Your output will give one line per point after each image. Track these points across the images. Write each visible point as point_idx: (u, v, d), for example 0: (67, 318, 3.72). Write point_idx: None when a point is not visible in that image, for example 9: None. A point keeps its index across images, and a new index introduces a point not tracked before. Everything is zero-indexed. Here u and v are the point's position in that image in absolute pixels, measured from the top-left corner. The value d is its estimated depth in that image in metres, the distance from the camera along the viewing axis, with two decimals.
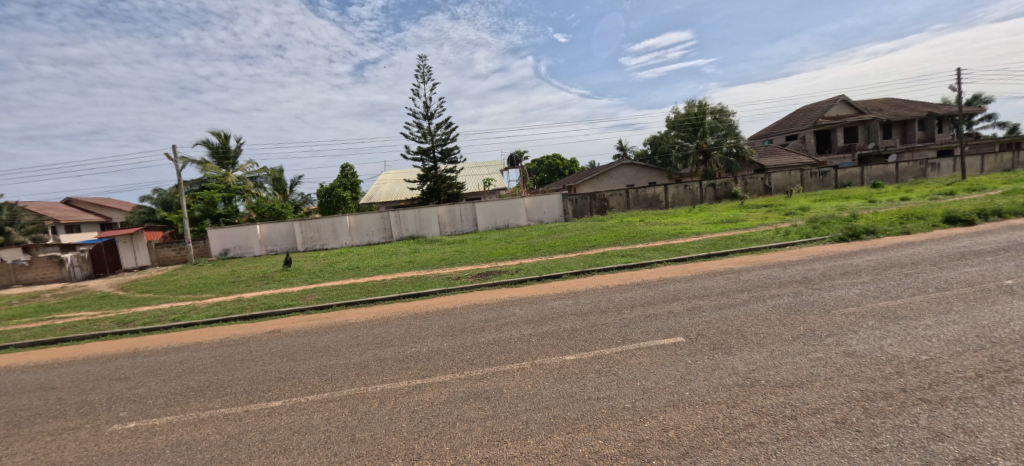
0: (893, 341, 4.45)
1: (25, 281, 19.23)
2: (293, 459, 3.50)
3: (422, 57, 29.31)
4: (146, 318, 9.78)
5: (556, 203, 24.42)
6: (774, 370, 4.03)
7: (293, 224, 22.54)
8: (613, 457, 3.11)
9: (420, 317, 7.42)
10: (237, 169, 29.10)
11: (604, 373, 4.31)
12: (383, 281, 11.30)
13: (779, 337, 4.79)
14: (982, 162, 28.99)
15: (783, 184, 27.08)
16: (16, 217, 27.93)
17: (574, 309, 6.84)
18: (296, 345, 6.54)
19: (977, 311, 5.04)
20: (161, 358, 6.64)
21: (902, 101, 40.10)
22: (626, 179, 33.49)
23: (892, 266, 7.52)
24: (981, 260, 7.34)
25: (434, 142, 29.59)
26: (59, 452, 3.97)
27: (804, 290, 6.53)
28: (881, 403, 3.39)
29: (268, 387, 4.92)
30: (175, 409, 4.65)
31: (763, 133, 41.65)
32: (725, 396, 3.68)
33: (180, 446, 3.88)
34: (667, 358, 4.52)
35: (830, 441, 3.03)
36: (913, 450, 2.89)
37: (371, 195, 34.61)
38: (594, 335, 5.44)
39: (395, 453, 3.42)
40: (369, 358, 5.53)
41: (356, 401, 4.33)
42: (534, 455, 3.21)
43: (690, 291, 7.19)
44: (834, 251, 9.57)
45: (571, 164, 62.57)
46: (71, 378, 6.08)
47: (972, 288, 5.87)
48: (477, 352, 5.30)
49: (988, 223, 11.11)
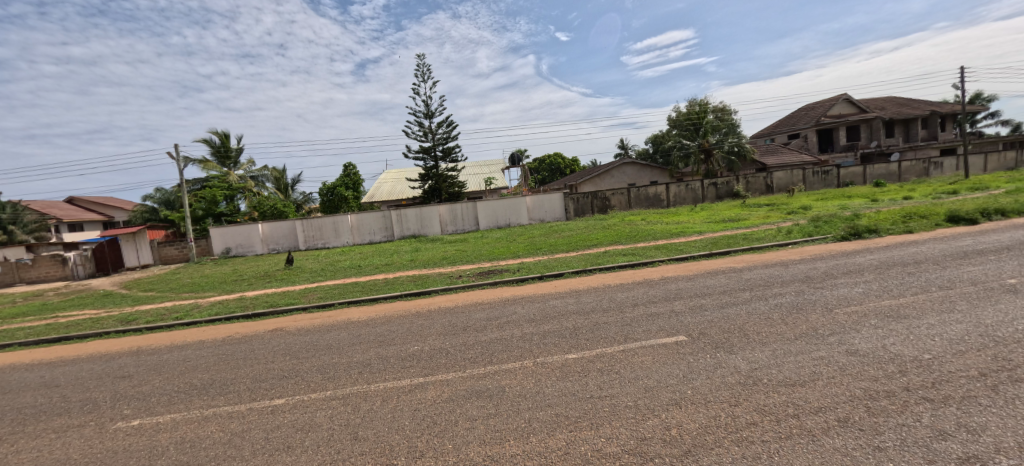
0: (896, 340, 4.43)
1: (28, 280, 19.27)
2: (296, 457, 3.51)
3: (422, 56, 29.66)
4: (150, 315, 9.93)
5: (557, 202, 24.40)
6: (776, 369, 4.03)
7: (295, 223, 22.56)
8: (615, 455, 3.11)
9: (420, 317, 7.40)
10: (238, 168, 29.20)
11: (606, 371, 4.32)
12: (383, 280, 11.27)
13: (781, 337, 4.77)
14: (986, 161, 28.83)
15: (785, 183, 26.99)
16: (19, 216, 28.08)
17: (575, 308, 6.82)
18: (298, 344, 6.55)
19: (980, 310, 5.01)
20: (162, 357, 6.66)
21: (905, 100, 39.94)
22: (627, 178, 33.43)
23: (895, 266, 7.48)
24: (984, 259, 7.29)
25: (434, 141, 29.70)
26: (63, 450, 3.98)
27: (806, 290, 6.50)
28: (884, 402, 3.39)
29: (271, 386, 4.93)
30: (178, 407, 4.66)
31: (765, 132, 41.54)
32: (727, 395, 3.68)
33: (184, 443, 3.90)
34: (669, 357, 4.51)
35: (833, 440, 3.04)
36: (916, 449, 2.89)
37: (371, 194, 34.64)
38: (595, 334, 5.44)
39: (398, 452, 3.42)
40: (371, 357, 5.53)
41: (359, 399, 4.34)
42: (536, 454, 3.22)
43: (691, 291, 7.15)
44: (836, 250, 9.52)
45: (573, 164, 62.46)
46: (74, 376, 6.12)
47: (975, 287, 5.83)
48: (479, 351, 5.29)
49: (990, 222, 11.05)
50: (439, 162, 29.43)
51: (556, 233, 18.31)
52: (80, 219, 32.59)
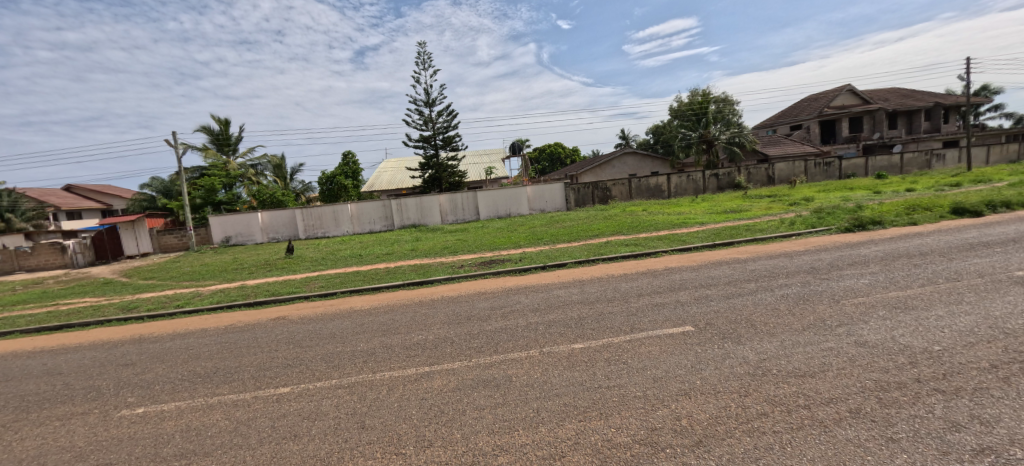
0: (905, 331, 4.41)
1: (28, 267, 19.35)
2: (303, 446, 3.49)
3: (422, 44, 29.29)
4: (150, 304, 9.86)
5: (558, 192, 24.19)
6: (785, 360, 4.00)
7: (294, 212, 22.50)
8: (627, 446, 3.08)
9: (425, 305, 7.41)
10: (237, 155, 29.05)
11: (613, 361, 4.28)
12: (387, 269, 11.26)
13: (788, 327, 4.76)
14: (988, 154, 28.71)
15: (786, 174, 26.95)
16: (17, 204, 27.86)
17: (581, 297, 6.83)
18: (301, 332, 6.55)
19: (989, 302, 5.00)
20: (166, 344, 6.65)
21: (909, 91, 39.65)
22: (628, 168, 33.22)
23: (900, 257, 7.42)
24: (990, 251, 7.24)
25: (435, 130, 29.52)
26: (67, 438, 3.96)
27: (812, 281, 6.46)
28: (895, 393, 3.36)
29: (276, 374, 4.92)
30: (183, 395, 4.64)
31: (767, 122, 41.34)
32: (737, 385, 3.66)
33: (190, 431, 3.88)
34: (676, 347, 4.49)
35: (845, 431, 3.01)
36: (929, 441, 2.87)
37: (372, 183, 34.56)
38: (601, 324, 5.41)
39: (406, 441, 3.41)
40: (375, 346, 5.51)
41: (365, 389, 4.31)
42: (546, 443, 3.20)
43: (696, 281, 7.12)
44: (841, 241, 9.52)
45: (573, 153, 62.18)
46: (77, 364, 6.08)
47: (983, 279, 5.83)
48: (484, 340, 5.28)
49: (995, 214, 11.03)
50: (439, 151, 29.28)
51: (557, 223, 18.22)
52: (78, 208, 32.47)
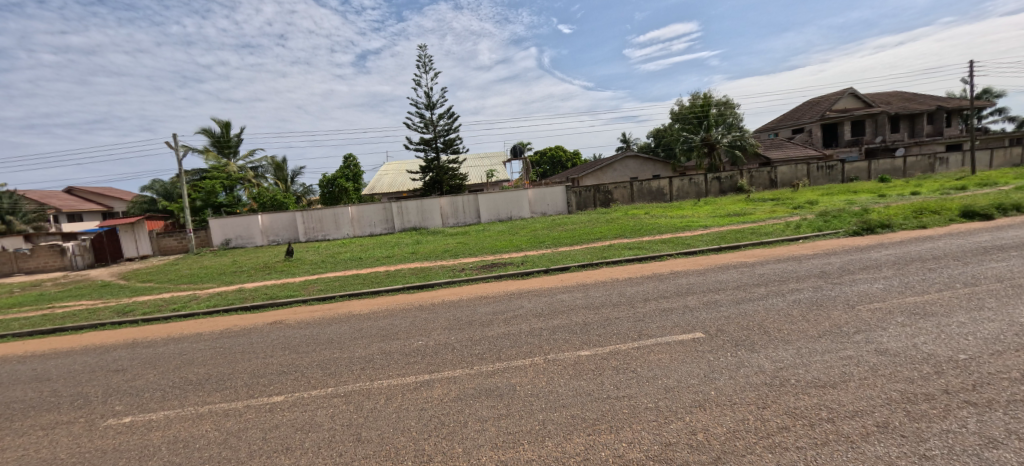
0: (927, 339, 4.22)
1: (27, 269, 19.24)
2: (295, 460, 3.30)
3: (423, 47, 29.24)
4: (146, 307, 9.68)
5: (560, 195, 24.02)
6: (803, 369, 3.81)
7: (295, 215, 22.34)
8: (640, 463, 2.89)
9: (425, 309, 7.22)
10: (238, 157, 28.95)
11: (622, 370, 4.09)
12: (387, 272, 11.07)
13: (804, 334, 4.56)
14: (992, 157, 28.51)
15: (789, 177, 26.77)
16: (18, 206, 27.75)
17: (585, 302, 6.64)
18: (298, 337, 6.36)
19: (1011, 307, 4.80)
20: (159, 349, 6.46)
21: (912, 94, 39.49)
22: (630, 171, 33.06)
23: (913, 261, 7.22)
24: (1005, 255, 7.05)
25: (435, 133, 29.38)
26: (50, 449, 3.77)
27: (824, 285, 6.27)
28: (923, 406, 3.17)
29: (270, 381, 4.73)
30: (172, 403, 4.46)
31: (769, 126, 41.18)
32: (753, 396, 3.46)
33: (177, 443, 3.69)
34: (688, 355, 4.29)
35: (874, 447, 2.82)
36: (966, 458, 2.67)
37: (372, 186, 34.40)
38: (607, 330, 5.21)
39: (405, 455, 3.22)
40: (373, 352, 5.32)
41: (362, 397, 4.13)
42: (553, 459, 3.00)
43: (704, 285, 6.91)
44: (849, 244, 9.33)
45: (574, 156, 62.04)
46: (67, 370, 5.89)
47: (1001, 283, 5.63)
48: (486, 346, 5.09)
49: (1006, 217, 10.84)
50: (440, 153, 29.13)
51: (559, 226, 18.03)
52: (78, 210, 32.35)
